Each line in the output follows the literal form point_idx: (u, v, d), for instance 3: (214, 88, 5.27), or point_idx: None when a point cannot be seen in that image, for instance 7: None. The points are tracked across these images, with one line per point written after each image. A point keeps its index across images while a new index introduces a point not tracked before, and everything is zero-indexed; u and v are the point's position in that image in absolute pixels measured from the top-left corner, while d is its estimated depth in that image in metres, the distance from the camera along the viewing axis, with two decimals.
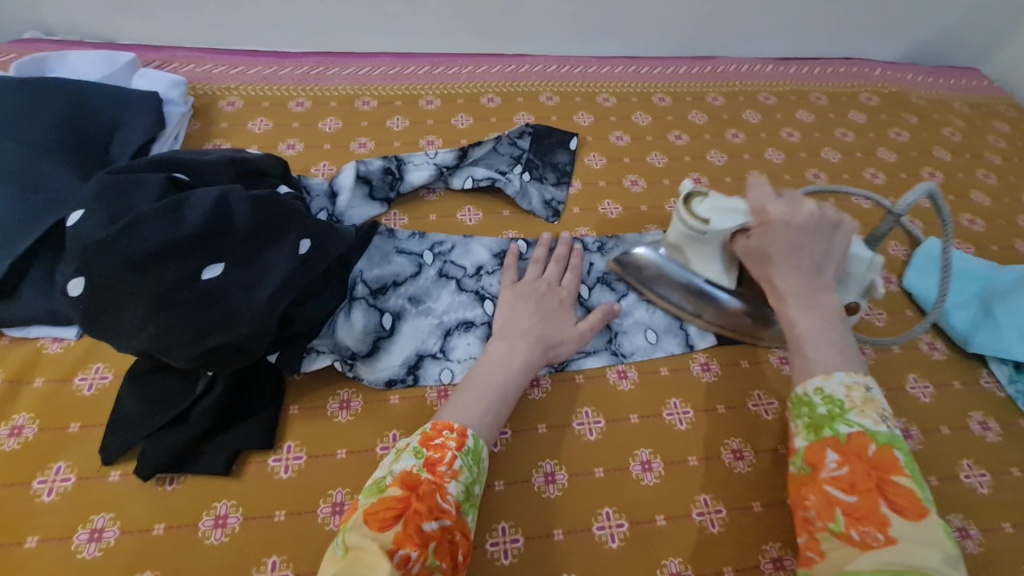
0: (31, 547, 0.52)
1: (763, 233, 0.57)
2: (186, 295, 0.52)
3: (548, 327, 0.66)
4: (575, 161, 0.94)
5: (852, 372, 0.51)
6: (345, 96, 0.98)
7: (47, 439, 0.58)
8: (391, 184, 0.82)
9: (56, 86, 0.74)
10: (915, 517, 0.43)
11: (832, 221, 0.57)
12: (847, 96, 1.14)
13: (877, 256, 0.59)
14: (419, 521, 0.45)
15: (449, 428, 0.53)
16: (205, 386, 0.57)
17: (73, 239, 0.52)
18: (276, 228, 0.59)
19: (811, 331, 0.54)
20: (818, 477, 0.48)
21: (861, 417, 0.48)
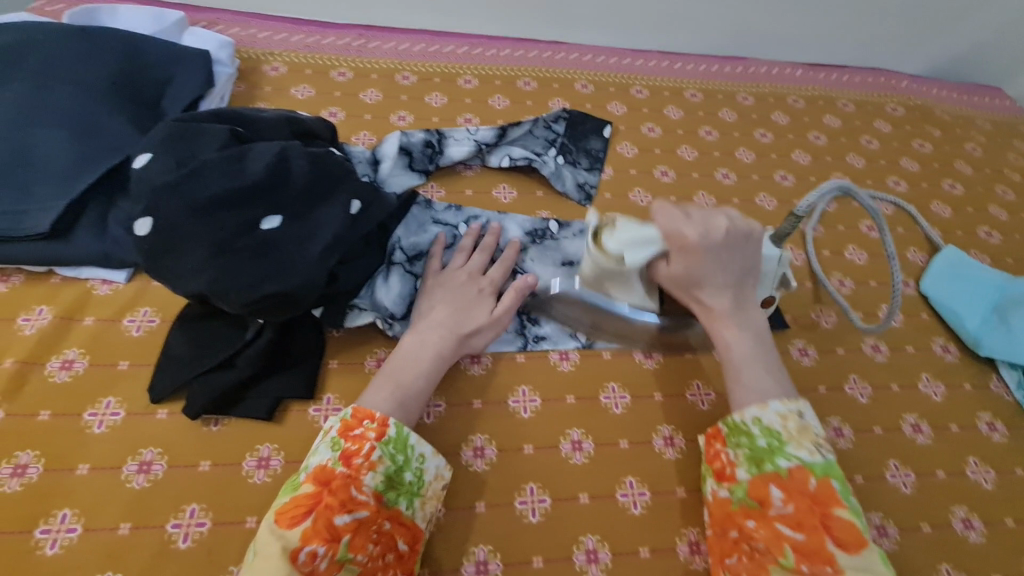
0: (82, 475, 0.54)
1: (684, 263, 0.58)
2: (244, 243, 0.54)
3: (467, 320, 0.65)
4: (608, 148, 0.95)
5: (783, 399, 0.56)
6: (386, 70, 1.00)
7: (97, 374, 0.60)
8: (431, 156, 0.83)
9: (110, 36, 0.74)
10: (855, 549, 0.48)
11: (745, 230, 0.59)
12: (874, 105, 1.16)
13: (784, 229, 0.61)
14: (329, 516, 0.48)
15: (371, 419, 0.54)
16: (255, 333, 0.59)
17: (142, 181, 0.54)
18: (330, 186, 0.60)
19: (743, 354, 0.58)
20: (765, 513, 0.51)
21: (798, 449, 0.53)
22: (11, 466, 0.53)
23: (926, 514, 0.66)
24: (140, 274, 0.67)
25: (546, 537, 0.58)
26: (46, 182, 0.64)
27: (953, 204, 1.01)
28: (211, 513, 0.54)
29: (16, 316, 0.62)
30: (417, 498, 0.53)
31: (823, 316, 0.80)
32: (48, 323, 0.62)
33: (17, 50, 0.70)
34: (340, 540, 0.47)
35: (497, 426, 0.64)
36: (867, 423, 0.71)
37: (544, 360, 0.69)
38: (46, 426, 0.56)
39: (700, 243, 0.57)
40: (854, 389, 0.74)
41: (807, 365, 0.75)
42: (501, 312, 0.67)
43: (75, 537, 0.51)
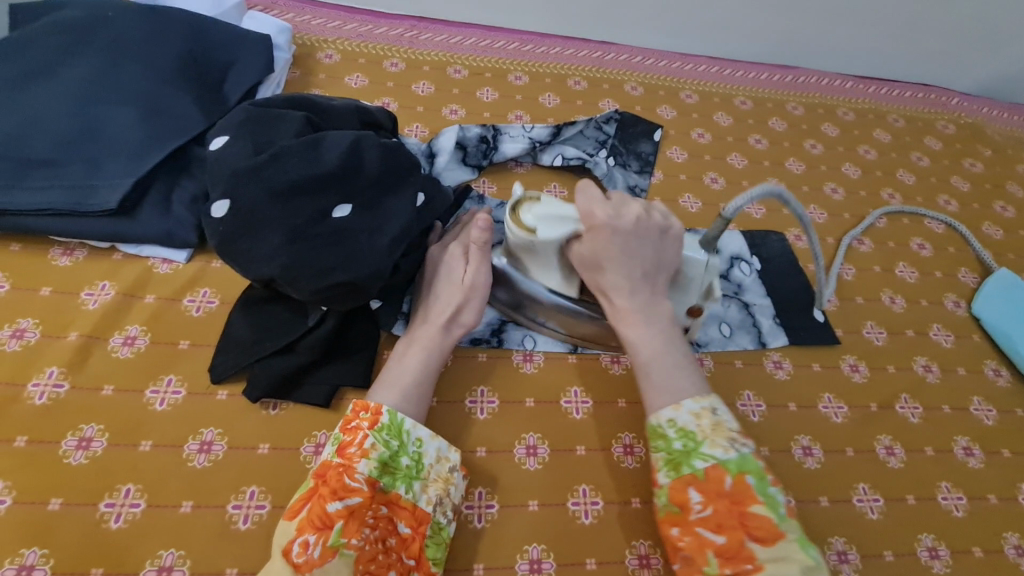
0: (145, 451, 0.54)
1: (589, 246, 0.56)
2: (317, 230, 0.54)
3: (449, 294, 0.62)
4: (658, 152, 0.94)
5: (697, 397, 0.54)
6: (438, 62, 0.99)
7: (158, 352, 0.60)
8: (485, 152, 0.83)
9: (177, 15, 0.74)
10: (772, 543, 0.47)
11: (660, 223, 0.57)
12: (924, 122, 1.14)
13: (710, 237, 0.57)
14: (321, 504, 0.47)
15: (363, 408, 0.54)
16: (318, 319, 0.59)
17: (222, 165, 0.56)
18: (399, 177, 0.60)
19: (652, 351, 0.56)
20: (687, 518, 0.50)
21: (713, 448, 0.50)
22: (76, 438, 0.54)
23: (977, 538, 0.65)
24: (200, 255, 0.68)
25: (599, 539, 0.58)
26: (114, 158, 0.65)
27: (1004, 226, 0.99)
28: (270, 496, 0.54)
29: (79, 290, 0.63)
30: (417, 482, 0.53)
31: (873, 333, 0.79)
32: (111, 299, 0.63)
33: (86, 25, 0.71)
34: (332, 527, 0.46)
35: (549, 426, 0.63)
36: (919, 443, 0.70)
37: (595, 362, 0.69)
38: (109, 401, 0.56)
39: (608, 223, 0.56)
40: (906, 409, 0.73)
41: (858, 382, 0.74)
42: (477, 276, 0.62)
43: (138, 512, 0.51)
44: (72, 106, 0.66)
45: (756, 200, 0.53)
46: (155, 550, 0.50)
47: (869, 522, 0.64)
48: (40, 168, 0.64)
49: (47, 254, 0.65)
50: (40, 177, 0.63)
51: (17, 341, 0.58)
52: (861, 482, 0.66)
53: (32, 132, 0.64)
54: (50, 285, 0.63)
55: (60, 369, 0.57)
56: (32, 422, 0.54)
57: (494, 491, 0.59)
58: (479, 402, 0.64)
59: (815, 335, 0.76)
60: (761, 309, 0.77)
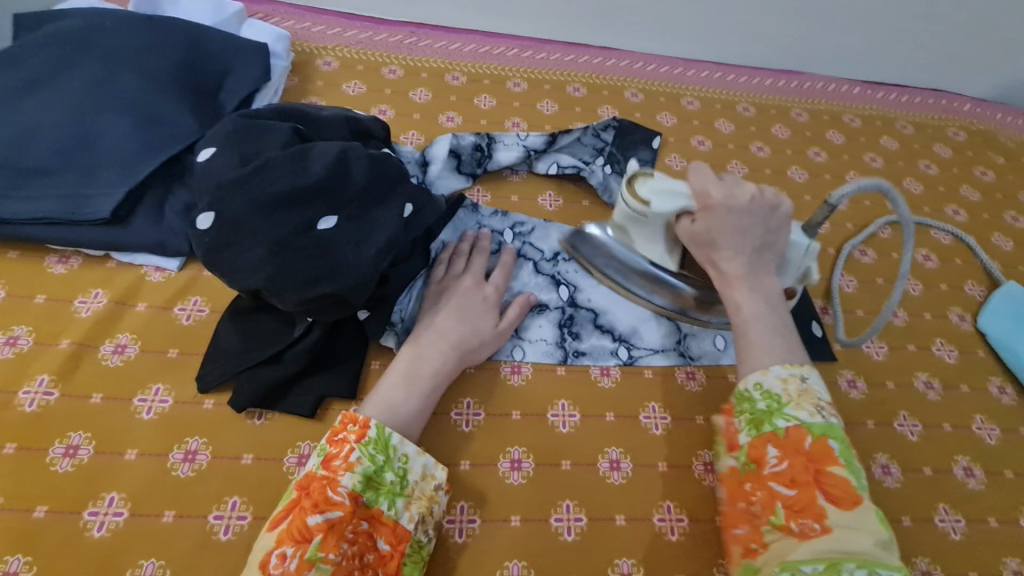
0: (130, 460, 0.55)
1: (705, 221, 0.57)
2: (302, 241, 0.55)
3: (465, 329, 0.63)
4: (656, 160, 0.93)
5: (787, 364, 0.53)
6: (436, 69, 0.99)
7: (147, 361, 0.61)
8: (479, 160, 0.83)
9: (177, 26, 0.75)
10: (848, 506, 0.46)
11: (774, 201, 0.58)
12: (933, 128, 1.11)
13: (816, 219, 0.60)
14: (302, 516, 0.47)
15: (352, 421, 0.53)
16: (303, 330, 0.59)
17: (209, 176, 0.56)
18: (386, 189, 0.60)
19: (756, 316, 0.55)
20: (762, 474, 0.50)
21: (798, 410, 0.50)
22: (64, 446, 0.55)
23: (975, 562, 0.63)
24: (191, 263, 0.68)
25: (581, 556, 0.57)
26: (108, 168, 0.65)
27: (1014, 236, 0.97)
28: (252, 507, 0.54)
29: (72, 298, 0.64)
30: (401, 499, 0.52)
31: (873, 347, 0.77)
32: (103, 307, 0.64)
33: (86, 36, 0.72)
34: (310, 540, 0.46)
35: (535, 439, 0.63)
36: (916, 462, 0.69)
37: (584, 374, 0.68)
38: (98, 409, 0.57)
39: (722, 202, 0.57)
40: (904, 426, 0.71)
41: (856, 398, 0.72)
42: (490, 319, 0.66)
43: (121, 521, 0.52)
44: (69, 115, 0.67)
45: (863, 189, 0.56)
46: (136, 560, 0.51)
47: None
48: (36, 177, 0.65)
49: (42, 262, 0.66)
50: (36, 186, 0.64)
51: (10, 348, 0.60)
52: None
53: (29, 141, 0.65)
54: (43, 293, 0.64)
55: (51, 377, 0.58)
56: (21, 429, 0.55)
57: (477, 506, 0.59)
58: (464, 414, 0.64)
59: (811, 350, 0.75)
60: None
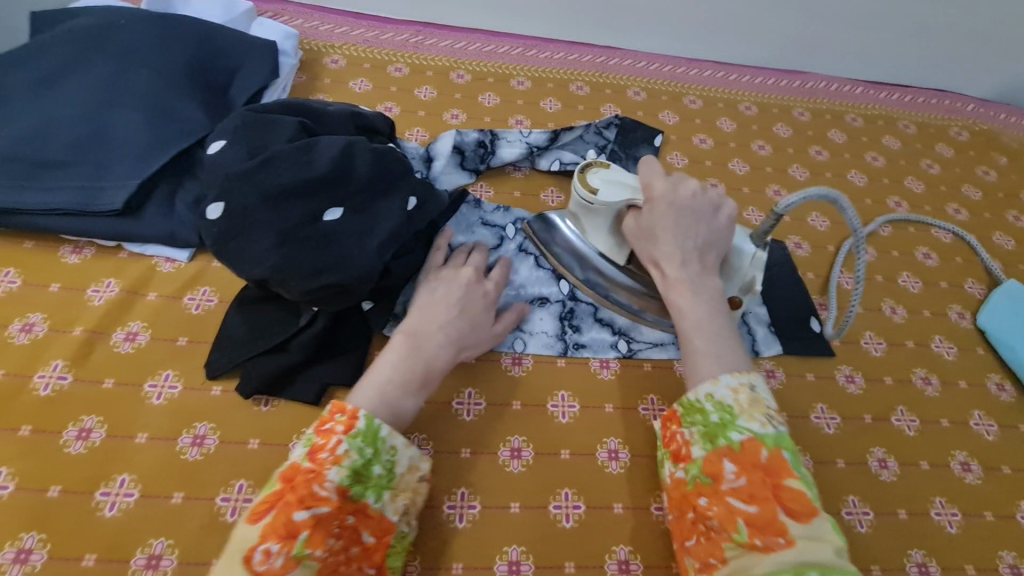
0: (141, 443, 0.56)
1: (649, 215, 0.60)
2: (308, 232, 0.56)
3: (464, 322, 0.62)
4: (658, 157, 0.94)
5: (735, 372, 0.54)
6: (442, 67, 1.01)
7: (157, 348, 0.62)
8: (482, 157, 0.84)
9: (189, 24, 0.77)
10: (806, 518, 0.46)
11: (714, 200, 0.62)
12: (936, 128, 1.12)
13: (763, 229, 0.61)
14: (287, 512, 0.45)
15: (340, 411, 0.52)
16: (309, 318, 0.61)
17: (219, 169, 0.58)
18: (390, 183, 0.62)
19: (698, 320, 0.58)
20: (718, 489, 0.50)
21: (748, 422, 0.51)
22: (77, 429, 0.56)
23: (971, 556, 0.64)
24: (200, 255, 0.70)
25: (579, 543, 0.58)
26: (121, 161, 0.67)
27: (1015, 236, 0.97)
28: (258, 490, 0.56)
29: (86, 286, 0.66)
30: (387, 492, 0.51)
31: (872, 343, 0.78)
32: (115, 295, 0.65)
33: (101, 32, 0.74)
34: (297, 536, 0.43)
35: (535, 429, 0.64)
36: (913, 456, 0.69)
37: (584, 366, 0.69)
38: (110, 394, 0.59)
39: (666, 196, 0.60)
40: (902, 421, 0.72)
41: (853, 393, 0.73)
42: (488, 316, 0.65)
43: (132, 501, 0.54)
44: (84, 110, 0.69)
45: (812, 197, 0.57)
46: (145, 539, 0.52)
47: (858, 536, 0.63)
48: (51, 169, 0.66)
49: (57, 252, 0.68)
50: (51, 178, 0.66)
51: (25, 334, 0.61)
52: (851, 495, 0.65)
53: (45, 135, 0.67)
54: (58, 282, 0.65)
55: (65, 362, 0.60)
56: (36, 412, 0.57)
57: (477, 493, 0.59)
58: (466, 404, 0.65)
59: (809, 345, 0.76)
60: (757, 317, 0.77)
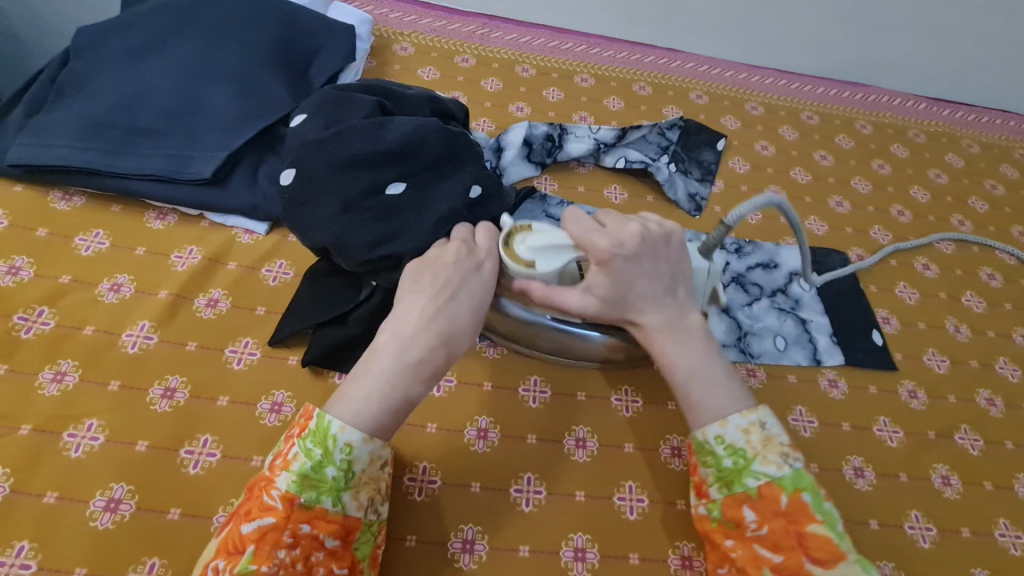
0: (222, 406, 0.58)
1: (604, 276, 0.54)
2: (369, 203, 0.58)
3: (457, 306, 0.54)
4: (720, 161, 0.94)
5: (743, 411, 0.53)
6: (507, 60, 1.02)
7: (237, 316, 0.64)
8: (549, 151, 0.86)
9: (276, 3, 0.79)
10: (832, 564, 0.47)
11: (661, 233, 0.57)
12: (1001, 148, 1.09)
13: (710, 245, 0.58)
14: (238, 526, 0.46)
15: (302, 414, 0.50)
16: (368, 294, 0.61)
17: (297, 139, 0.62)
18: (457, 165, 0.62)
19: (691, 366, 0.55)
20: (742, 533, 0.51)
21: (765, 466, 0.50)
22: (162, 388, 0.58)
23: None
24: (277, 228, 0.72)
25: (642, 536, 0.58)
26: (209, 133, 0.69)
27: None
28: None
29: (170, 252, 0.68)
30: (345, 493, 0.48)
31: (935, 360, 0.77)
32: (197, 262, 0.67)
33: (194, 8, 0.76)
34: (241, 551, 0.44)
35: (599, 421, 0.64)
36: (977, 476, 0.68)
37: (648, 363, 0.69)
38: (193, 356, 0.61)
39: (612, 252, 0.54)
40: (965, 439, 0.71)
41: (917, 409, 0.72)
42: (488, 290, 0.56)
43: (214, 461, 0.55)
44: (176, 82, 0.71)
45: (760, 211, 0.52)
46: (226, 498, 0.54)
47: (921, 551, 0.62)
48: (143, 137, 0.69)
49: (142, 217, 0.70)
50: (143, 146, 0.68)
51: (114, 294, 0.63)
52: (913, 509, 0.65)
53: (139, 104, 0.69)
54: (143, 246, 0.67)
55: (151, 323, 0.62)
56: (124, 369, 0.59)
57: (543, 478, 0.60)
58: (531, 391, 0.65)
59: (871, 358, 0.75)
60: (818, 326, 0.77)
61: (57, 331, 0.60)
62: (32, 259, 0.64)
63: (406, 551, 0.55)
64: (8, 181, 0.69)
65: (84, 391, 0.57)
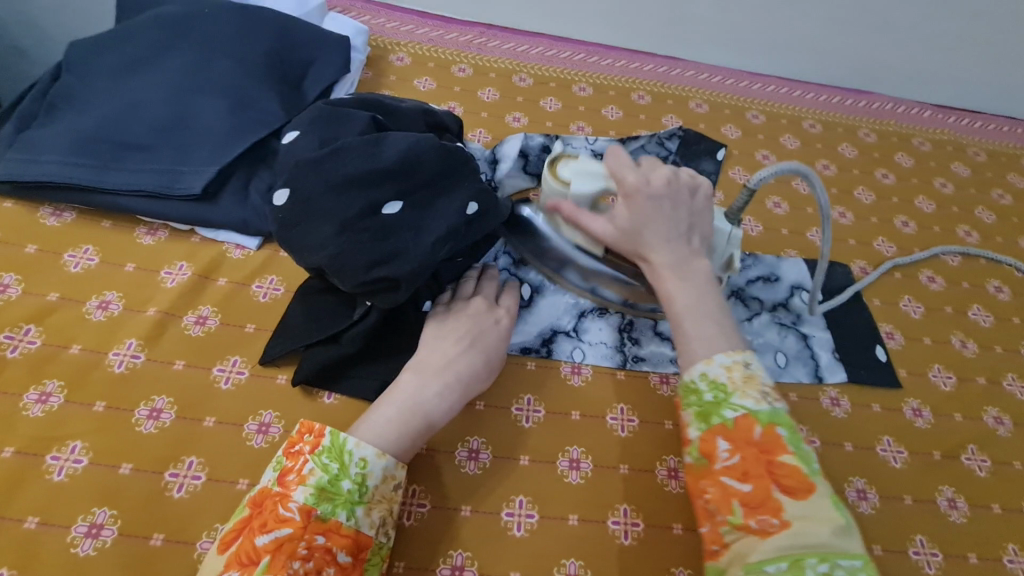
0: (209, 427, 0.57)
1: (627, 207, 0.59)
2: (366, 223, 0.57)
3: (477, 354, 0.59)
4: (720, 171, 0.92)
5: (730, 352, 0.51)
6: (504, 70, 1.01)
7: (225, 333, 0.63)
8: (545, 162, 0.83)
9: (269, 15, 0.78)
10: (802, 495, 0.45)
11: (690, 184, 0.61)
12: (1009, 157, 1.07)
13: (737, 206, 0.63)
14: (250, 538, 0.44)
15: (308, 431, 0.51)
16: (363, 313, 0.60)
17: (290, 156, 0.61)
18: (455, 180, 0.61)
19: (687, 304, 0.55)
20: (712, 470, 0.48)
21: (743, 398, 0.49)
22: (148, 408, 0.57)
23: None
24: (268, 244, 0.71)
25: (637, 561, 0.57)
26: (198, 147, 0.68)
27: None
28: None
29: (159, 268, 0.67)
30: (360, 507, 0.48)
31: (941, 377, 0.75)
32: (187, 279, 0.66)
33: (185, 21, 0.75)
34: (256, 562, 0.43)
35: (594, 441, 0.63)
36: (984, 498, 0.66)
37: (644, 381, 0.68)
38: (181, 375, 0.60)
39: (638, 187, 0.59)
40: (972, 460, 0.69)
41: (921, 427, 0.70)
42: (502, 344, 0.62)
43: (199, 484, 0.54)
44: (167, 96, 0.71)
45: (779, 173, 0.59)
46: (211, 523, 0.53)
47: None
48: (131, 151, 0.68)
49: (132, 232, 0.69)
50: (133, 161, 0.67)
51: (102, 311, 0.63)
52: (918, 534, 0.63)
53: (128, 118, 0.69)
54: (133, 262, 0.67)
55: (138, 341, 0.61)
56: (110, 389, 0.58)
57: (536, 500, 0.59)
58: (525, 410, 0.64)
59: (875, 374, 0.73)
60: (820, 342, 0.75)
61: (44, 350, 0.59)
62: (20, 276, 0.64)
63: None
64: None
65: (69, 412, 0.56)
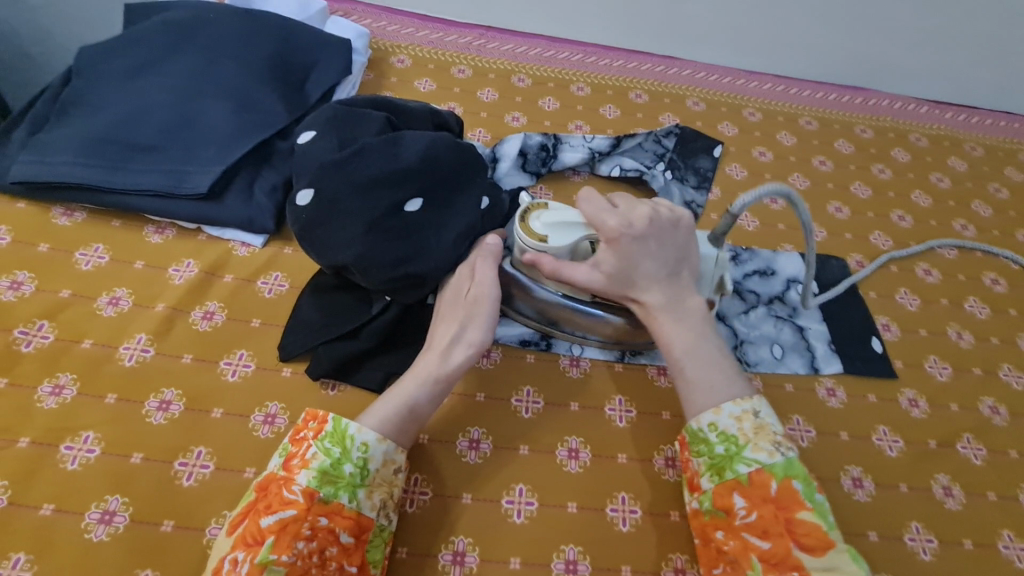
0: (217, 418, 0.59)
1: (612, 253, 0.58)
2: (391, 222, 0.58)
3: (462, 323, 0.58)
4: (716, 168, 0.93)
5: (737, 399, 0.55)
6: (503, 70, 1.02)
7: (232, 328, 0.65)
8: (544, 160, 0.86)
9: (272, 20, 0.80)
10: (820, 552, 0.48)
11: (670, 219, 0.60)
12: (1006, 151, 1.07)
13: (720, 230, 0.61)
14: (256, 520, 0.46)
15: (312, 418, 0.52)
16: (380, 309, 0.62)
17: (310, 157, 0.60)
18: (469, 180, 0.63)
19: (686, 349, 0.57)
20: (732, 523, 0.52)
21: (756, 452, 0.52)
22: (158, 400, 0.59)
23: None
24: (273, 241, 0.72)
25: (634, 547, 0.58)
26: (206, 147, 0.70)
27: None
28: None
29: (167, 266, 0.69)
30: (361, 489, 0.49)
31: (936, 368, 0.76)
32: (194, 276, 0.68)
33: (191, 26, 0.78)
34: (262, 543, 0.45)
35: (592, 432, 0.64)
36: (980, 486, 0.67)
37: (641, 373, 0.69)
38: (189, 368, 0.61)
39: (621, 230, 0.59)
40: (968, 449, 0.69)
41: (917, 417, 0.71)
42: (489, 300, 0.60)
43: (207, 473, 0.56)
44: (174, 99, 0.73)
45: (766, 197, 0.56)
46: (219, 511, 0.54)
47: (922, 563, 0.61)
48: (141, 152, 0.70)
49: (141, 231, 0.71)
50: (141, 161, 0.69)
51: (113, 307, 0.65)
52: (914, 521, 0.64)
53: (137, 121, 0.71)
54: (142, 260, 0.69)
55: (148, 336, 0.63)
56: (122, 382, 0.60)
57: (536, 489, 0.60)
58: (524, 401, 0.65)
59: (871, 366, 0.74)
60: (816, 333, 0.76)
61: (57, 345, 0.61)
62: (33, 274, 0.66)
63: (397, 563, 0.55)
64: (11, 198, 0.71)
65: (82, 404, 0.58)
